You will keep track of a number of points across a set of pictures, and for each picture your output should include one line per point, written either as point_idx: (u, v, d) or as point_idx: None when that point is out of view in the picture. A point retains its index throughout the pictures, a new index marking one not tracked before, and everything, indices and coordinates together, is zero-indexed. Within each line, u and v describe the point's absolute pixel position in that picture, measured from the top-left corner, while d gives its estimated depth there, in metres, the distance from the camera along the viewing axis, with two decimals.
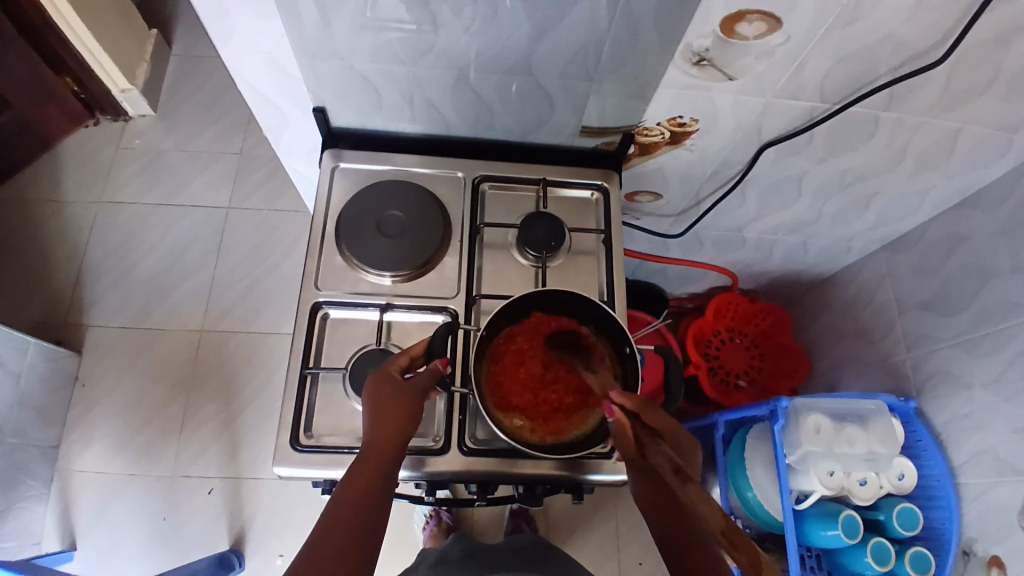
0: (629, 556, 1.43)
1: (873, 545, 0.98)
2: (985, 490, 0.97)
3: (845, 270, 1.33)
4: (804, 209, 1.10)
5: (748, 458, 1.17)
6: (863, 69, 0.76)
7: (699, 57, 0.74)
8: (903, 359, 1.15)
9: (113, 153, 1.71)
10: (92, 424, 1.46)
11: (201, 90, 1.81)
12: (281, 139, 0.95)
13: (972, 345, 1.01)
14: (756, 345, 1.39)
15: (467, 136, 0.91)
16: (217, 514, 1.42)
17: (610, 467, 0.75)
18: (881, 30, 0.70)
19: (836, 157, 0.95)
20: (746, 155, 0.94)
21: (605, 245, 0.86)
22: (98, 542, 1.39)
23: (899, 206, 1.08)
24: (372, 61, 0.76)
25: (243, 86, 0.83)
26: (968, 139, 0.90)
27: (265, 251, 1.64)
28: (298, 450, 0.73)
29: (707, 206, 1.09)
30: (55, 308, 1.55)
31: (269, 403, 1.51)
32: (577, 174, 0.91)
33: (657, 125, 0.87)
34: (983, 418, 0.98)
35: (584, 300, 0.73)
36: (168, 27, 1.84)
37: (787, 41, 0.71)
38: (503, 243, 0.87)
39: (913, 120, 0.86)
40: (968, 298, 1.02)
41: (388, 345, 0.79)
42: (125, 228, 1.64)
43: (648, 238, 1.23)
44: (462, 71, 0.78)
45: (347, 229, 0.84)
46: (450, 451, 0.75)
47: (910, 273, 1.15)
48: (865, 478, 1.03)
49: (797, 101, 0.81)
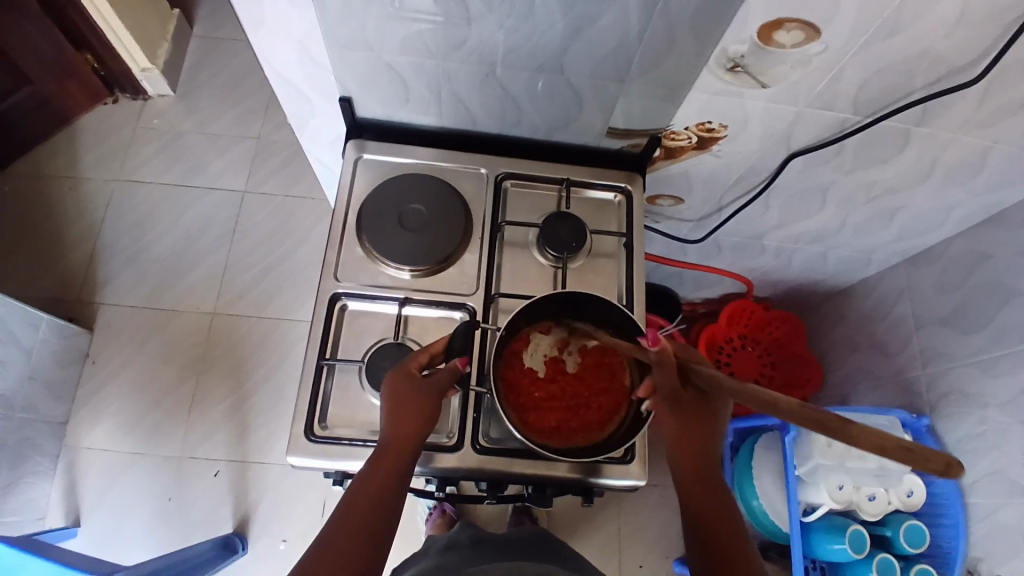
0: (631, 557, 1.44)
1: (879, 561, 0.99)
2: (993, 510, 0.97)
3: (863, 283, 1.32)
4: (827, 219, 1.09)
5: (756, 467, 1.17)
6: (898, 83, 0.75)
7: (733, 63, 0.72)
8: (917, 375, 1.14)
9: (132, 132, 1.71)
10: (101, 402, 1.47)
11: (221, 72, 1.80)
12: (305, 127, 0.95)
13: (989, 364, 1.00)
14: (769, 353, 1.38)
15: (491, 132, 0.91)
16: (223, 495, 1.43)
17: (623, 472, 0.75)
18: (918, 44, 0.69)
19: (864, 169, 0.93)
20: (773, 163, 0.93)
21: (626, 248, 0.86)
22: (102, 520, 1.40)
23: (923, 220, 1.07)
24: (402, 53, 0.76)
25: (270, 73, 0.82)
26: (999, 157, 0.88)
27: (281, 236, 1.64)
28: (312, 441, 0.73)
29: (729, 213, 1.09)
30: (69, 285, 1.55)
31: (278, 389, 1.51)
32: (601, 176, 0.90)
33: (685, 130, 0.86)
34: (996, 438, 0.97)
35: (613, 306, 0.71)
36: (191, 8, 1.84)
37: (824, 51, 0.70)
38: (523, 242, 0.86)
39: (944, 136, 0.85)
40: (987, 317, 1.01)
41: (405, 340, 0.79)
42: (141, 207, 1.64)
43: (666, 241, 1.23)
44: (491, 67, 0.77)
45: (368, 222, 0.83)
46: (463, 448, 0.74)
47: (930, 289, 1.14)
48: (874, 493, 1.02)
49: (829, 111, 0.80)
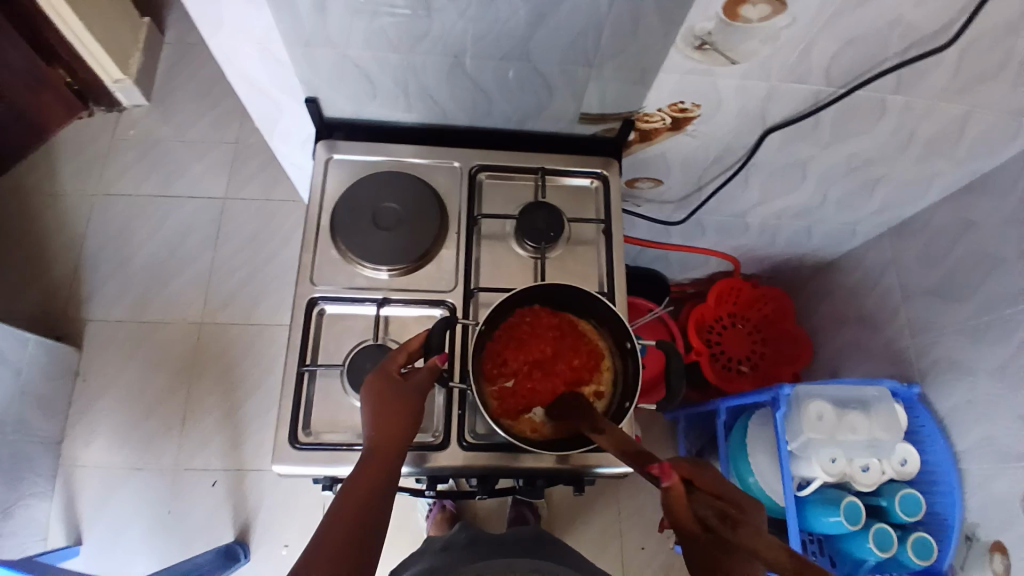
0: (631, 541, 1.44)
1: (875, 531, 0.99)
2: (988, 477, 0.97)
3: (849, 255, 1.31)
4: (809, 194, 1.08)
5: (751, 445, 1.17)
6: (871, 53, 0.74)
7: (701, 41, 0.71)
8: (906, 345, 1.14)
9: (107, 143, 1.68)
10: (94, 418, 1.46)
11: (195, 77, 1.77)
12: (274, 130, 0.93)
13: (977, 330, 1.00)
14: (759, 330, 1.38)
15: (463, 124, 0.89)
16: (222, 504, 1.43)
17: (614, 460, 0.74)
18: (889, 12, 0.68)
19: (842, 142, 0.92)
20: (750, 140, 0.92)
21: (605, 235, 0.85)
22: (103, 535, 1.40)
23: (906, 190, 1.06)
24: (364, 50, 0.74)
25: (233, 77, 0.80)
26: (979, 123, 0.87)
27: (264, 241, 1.62)
28: (297, 448, 0.72)
29: (710, 192, 1.08)
30: (54, 302, 1.54)
31: (270, 394, 1.51)
32: (576, 162, 0.89)
33: (658, 111, 0.85)
34: (987, 404, 0.98)
35: (591, 299, 0.73)
36: (159, 13, 1.80)
37: (793, 23, 0.68)
38: (501, 234, 0.85)
39: (921, 105, 0.84)
40: (973, 284, 1.01)
41: (386, 340, 0.78)
42: (121, 219, 1.62)
43: (650, 225, 1.22)
44: (458, 58, 0.75)
45: (343, 223, 0.82)
46: (450, 446, 0.74)
47: (915, 258, 1.14)
48: (867, 464, 1.03)
49: (803, 84, 0.79)
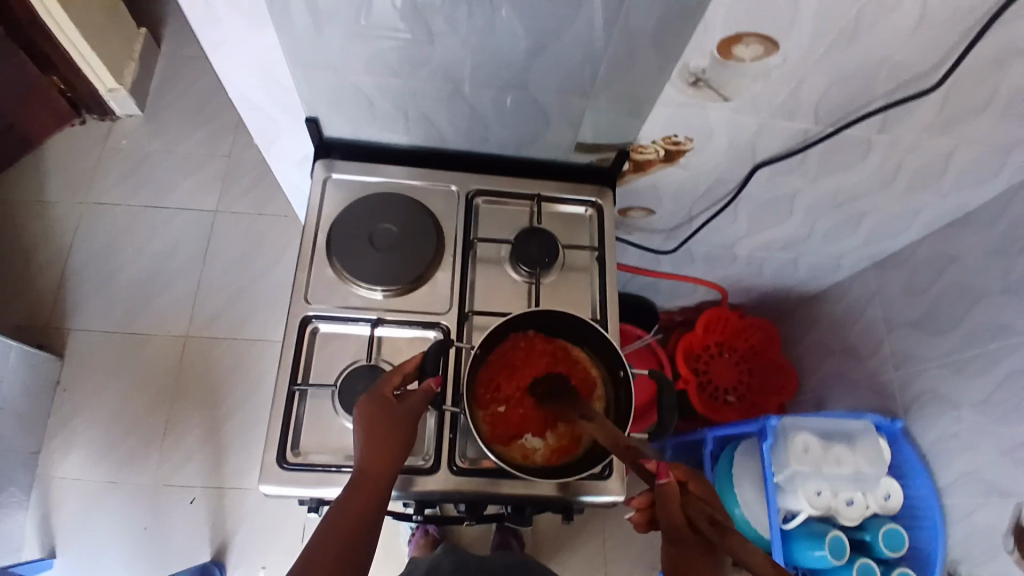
0: (617, 570, 1.43)
1: (859, 566, 0.99)
2: (971, 511, 0.98)
3: (833, 287, 1.34)
4: (797, 227, 1.11)
5: (737, 475, 1.18)
6: (859, 92, 0.77)
7: (695, 78, 0.74)
8: (890, 378, 1.16)
9: (100, 153, 1.68)
10: (72, 432, 1.43)
11: (190, 91, 1.78)
12: (272, 148, 0.94)
13: (961, 364, 1.02)
14: (745, 360, 1.40)
15: (461, 149, 0.91)
16: (201, 523, 1.39)
17: (602, 489, 0.74)
18: (878, 53, 0.71)
19: (829, 177, 0.95)
20: (741, 174, 0.94)
21: (598, 262, 0.86)
22: (76, 552, 1.35)
23: (889, 225, 1.09)
24: (367, 73, 0.75)
25: (234, 95, 0.81)
26: (962, 160, 0.91)
27: (254, 255, 1.62)
28: (284, 468, 0.71)
29: (700, 223, 1.10)
30: (37, 312, 1.51)
31: (254, 412, 1.49)
32: (571, 190, 0.90)
33: (652, 143, 0.88)
34: (969, 438, 0.99)
35: (586, 326, 0.73)
36: (157, 27, 1.81)
37: (785, 62, 0.71)
38: (496, 258, 0.86)
39: (907, 139, 0.86)
40: (957, 317, 1.04)
41: (378, 361, 0.78)
42: (111, 230, 1.61)
43: (641, 252, 1.24)
44: (458, 85, 0.77)
45: (338, 243, 0.83)
46: (439, 471, 0.73)
47: (899, 291, 1.16)
48: (852, 498, 1.03)
49: (793, 121, 0.82)
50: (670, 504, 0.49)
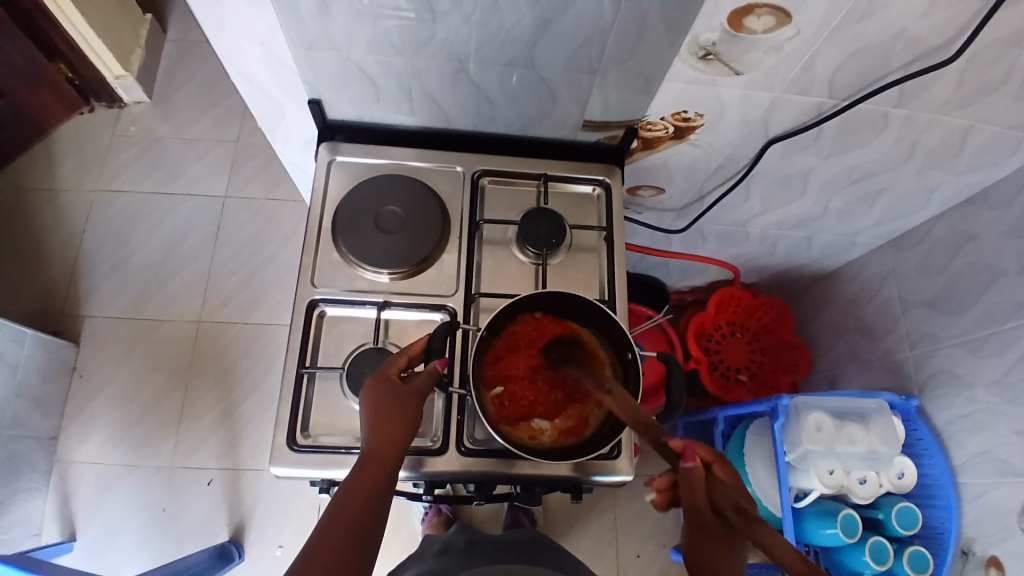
0: (627, 548, 1.44)
1: (872, 545, 0.99)
2: (985, 490, 0.97)
3: (848, 266, 1.31)
4: (810, 204, 1.08)
5: (749, 454, 1.18)
6: (873, 66, 0.74)
7: (706, 52, 0.71)
8: (905, 357, 1.14)
9: (108, 140, 1.69)
10: (90, 416, 1.46)
11: (197, 76, 1.77)
12: (277, 131, 0.93)
13: (976, 344, 1.00)
14: (758, 340, 1.38)
15: (465, 129, 0.89)
16: (217, 505, 1.42)
17: (611, 468, 0.74)
18: (893, 25, 0.68)
19: (843, 154, 0.93)
20: (752, 151, 0.92)
21: (606, 242, 0.85)
22: (97, 533, 1.39)
23: (906, 202, 1.06)
24: (368, 52, 0.74)
25: (236, 78, 0.80)
26: (980, 137, 0.88)
27: (264, 240, 1.62)
28: (294, 450, 0.72)
29: (711, 201, 1.08)
30: (51, 299, 1.54)
31: (266, 396, 1.50)
32: (578, 169, 0.89)
33: (661, 120, 0.85)
34: (984, 418, 0.98)
35: (592, 306, 0.72)
36: (162, 11, 1.80)
37: (797, 36, 0.69)
38: (503, 240, 0.85)
39: (923, 117, 0.84)
40: (973, 296, 1.01)
41: (386, 344, 0.78)
42: (122, 216, 1.62)
43: (650, 232, 1.22)
44: (462, 63, 0.76)
45: (343, 226, 0.82)
46: (448, 452, 0.74)
47: (915, 269, 1.14)
48: (865, 477, 1.03)
49: (805, 96, 0.79)
50: (697, 489, 0.54)
